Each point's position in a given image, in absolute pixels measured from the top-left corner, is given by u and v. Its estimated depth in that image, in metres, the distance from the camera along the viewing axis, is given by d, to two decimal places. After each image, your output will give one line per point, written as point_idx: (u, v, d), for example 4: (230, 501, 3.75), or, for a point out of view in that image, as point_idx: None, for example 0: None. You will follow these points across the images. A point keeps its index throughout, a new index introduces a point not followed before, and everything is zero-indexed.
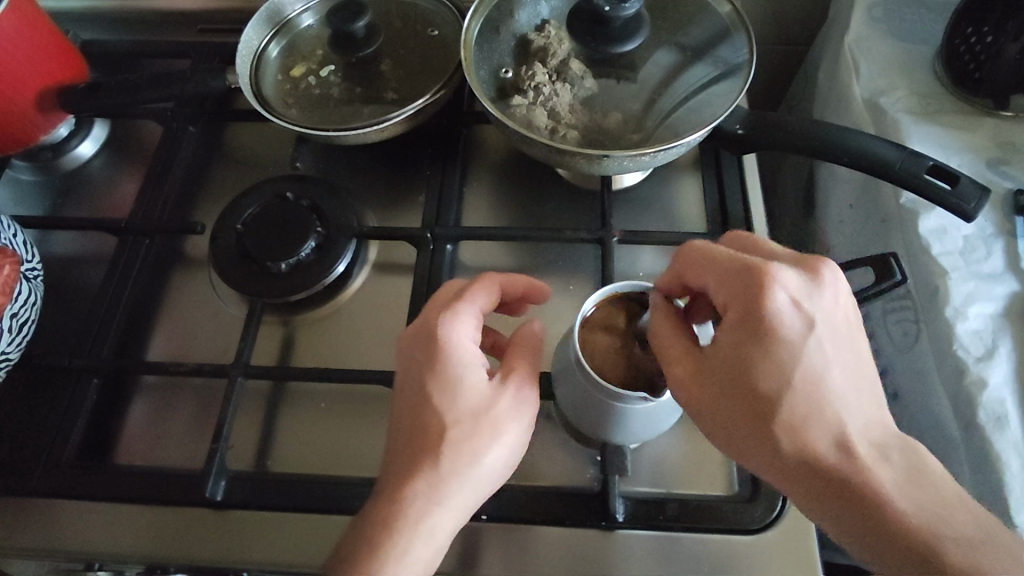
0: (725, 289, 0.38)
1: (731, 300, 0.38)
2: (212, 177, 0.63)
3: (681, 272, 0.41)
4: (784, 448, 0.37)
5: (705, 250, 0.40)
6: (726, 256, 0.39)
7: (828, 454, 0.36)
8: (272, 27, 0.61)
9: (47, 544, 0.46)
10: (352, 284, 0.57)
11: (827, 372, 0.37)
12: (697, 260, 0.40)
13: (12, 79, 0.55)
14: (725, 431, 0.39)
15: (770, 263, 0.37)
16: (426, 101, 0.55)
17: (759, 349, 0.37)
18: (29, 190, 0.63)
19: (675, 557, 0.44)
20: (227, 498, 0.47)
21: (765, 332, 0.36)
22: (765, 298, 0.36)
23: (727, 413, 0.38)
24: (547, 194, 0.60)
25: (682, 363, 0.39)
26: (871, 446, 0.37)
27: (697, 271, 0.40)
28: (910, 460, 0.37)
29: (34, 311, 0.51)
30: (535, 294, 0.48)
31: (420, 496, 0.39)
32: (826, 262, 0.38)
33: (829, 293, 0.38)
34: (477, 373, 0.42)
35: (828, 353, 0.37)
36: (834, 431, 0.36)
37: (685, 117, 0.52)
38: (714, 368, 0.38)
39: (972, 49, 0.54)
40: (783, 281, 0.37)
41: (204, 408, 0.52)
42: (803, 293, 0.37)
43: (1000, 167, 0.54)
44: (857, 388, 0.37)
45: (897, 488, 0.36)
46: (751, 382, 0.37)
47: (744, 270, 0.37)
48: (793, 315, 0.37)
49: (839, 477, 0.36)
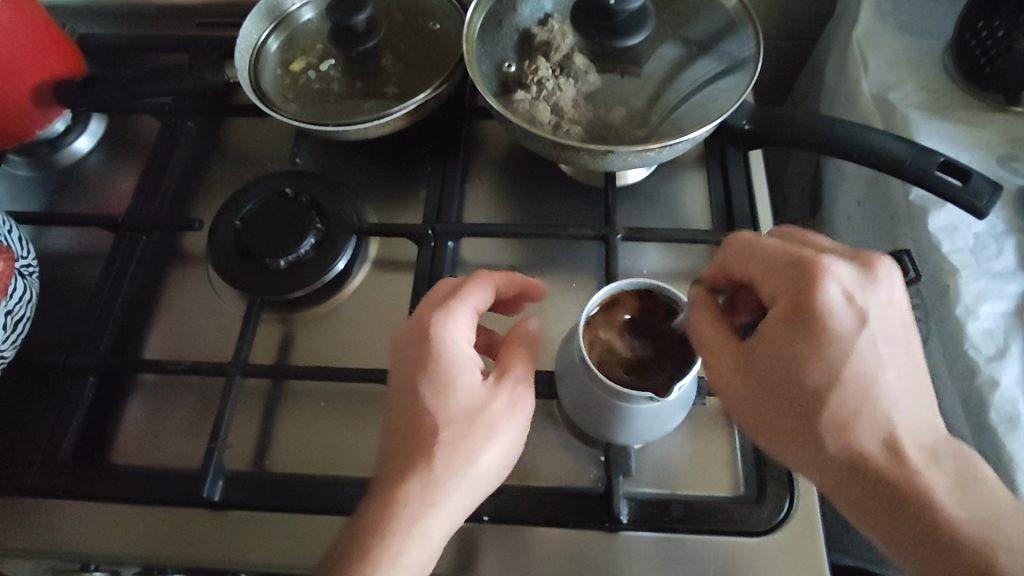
0: (773, 282, 0.37)
1: (779, 294, 0.37)
2: (210, 173, 0.62)
3: (727, 263, 0.41)
4: (830, 448, 0.36)
5: (754, 241, 0.39)
6: (776, 248, 0.38)
7: (875, 453, 0.36)
8: (272, 21, 0.61)
9: (42, 544, 0.46)
10: (352, 281, 0.56)
11: (877, 369, 0.36)
12: (744, 252, 0.39)
13: (7, 73, 0.54)
14: (770, 431, 0.39)
15: (821, 256, 0.36)
16: (427, 95, 0.54)
17: (809, 344, 0.36)
18: (25, 185, 0.62)
19: (680, 559, 0.43)
20: (224, 499, 0.46)
21: (816, 326, 0.36)
22: (817, 291, 0.35)
23: (772, 410, 0.38)
24: (550, 190, 0.59)
25: (727, 356, 0.39)
26: (921, 448, 0.36)
27: (745, 263, 0.39)
28: (961, 466, 0.36)
29: (29, 308, 0.50)
30: (532, 292, 0.47)
31: (414, 497, 0.38)
32: (882, 257, 0.37)
33: (883, 289, 0.37)
34: (472, 374, 0.41)
35: (880, 352, 0.36)
36: (882, 429, 0.36)
37: (690, 112, 0.51)
38: (759, 365, 0.38)
39: (983, 44, 0.54)
40: (835, 274, 0.36)
41: (202, 407, 0.51)
42: (857, 287, 0.36)
43: (1011, 163, 0.53)
44: (907, 389, 0.37)
45: (947, 492, 0.35)
46: (798, 380, 0.36)
47: (794, 263, 0.37)
48: (845, 309, 0.36)
49: (885, 477, 0.35)
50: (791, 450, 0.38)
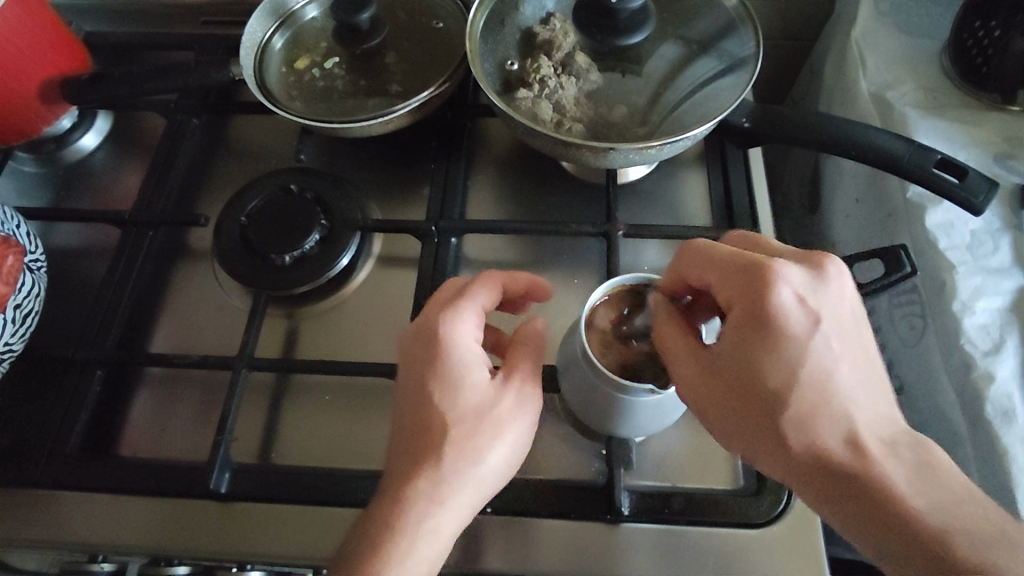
0: (727, 287, 0.38)
1: (734, 296, 0.38)
2: (215, 170, 0.63)
3: (684, 270, 0.41)
4: (795, 444, 0.37)
5: (705, 248, 0.40)
6: (728, 253, 0.39)
7: (837, 449, 0.36)
8: (277, 19, 0.61)
9: (50, 536, 0.46)
10: (357, 277, 0.56)
11: (832, 367, 0.37)
12: (700, 260, 0.40)
13: (15, 69, 0.55)
14: (729, 426, 0.39)
15: (772, 259, 0.37)
16: (431, 93, 0.55)
17: (766, 346, 0.36)
18: (31, 181, 0.62)
19: (682, 551, 0.44)
20: (231, 491, 0.47)
21: (772, 328, 0.36)
22: (770, 294, 0.36)
23: (735, 413, 0.38)
24: (552, 187, 0.59)
25: (687, 361, 0.39)
26: (881, 441, 0.37)
27: (699, 270, 0.40)
28: (920, 457, 0.36)
29: (38, 302, 0.51)
30: (537, 291, 0.48)
31: (423, 495, 0.39)
32: (830, 258, 0.38)
33: (833, 287, 0.37)
34: (480, 372, 0.41)
35: (835, 348, 0.37)
36: (842, 425, 0.37)
37: (692, 110, 0.52)
38: (722, 367, 0.38)
39: (980, 43, 0.54)
40: (786, 277, 0.37)
41: (207, 401, 0.52)
42: (807, 288, 0.37)
43: (1007, 161, 0.53)
44: (863, 383, 0.37)
45: (909, 482, 0.35)
46: (760, 378, 0.37)
47: (746, 268, 0.37)
48: (798, 311, 0.36)
49: (849, 473, 0.36)
50: (753, 446, 0.39)
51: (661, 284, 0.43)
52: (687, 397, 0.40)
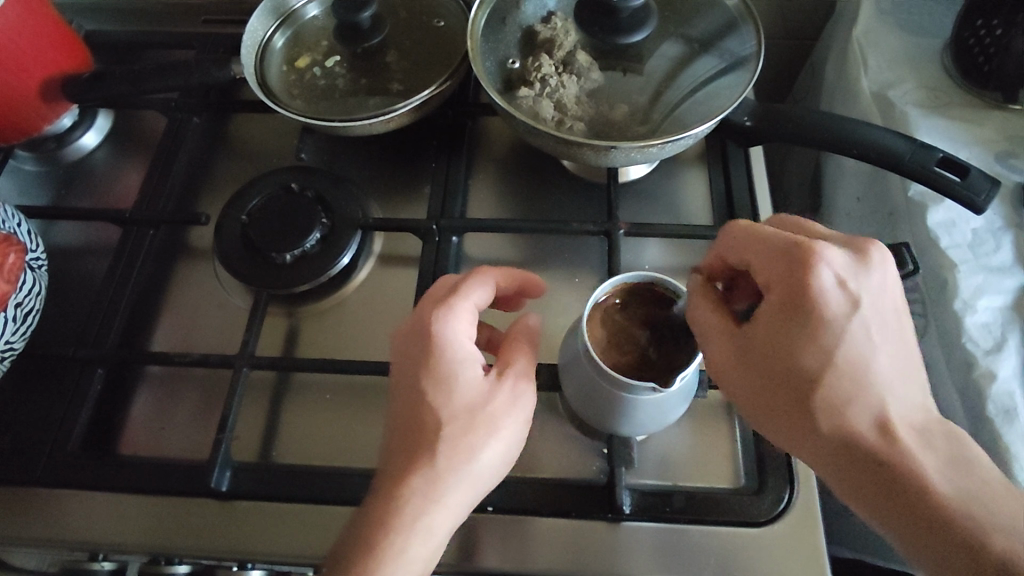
0: (768, 268, 0.38)
1: (773, 278, 0.37)
2: (216, 168, 0.63)
3: (724, 251, 0.41)
4: (823, 427, 0.37)
5: (747, 227, 0.40)
6: (770, 234, 0.38)
7: (866, 434, 0.36)
8: (278, 18, 0.61)
9: (50, 534, 0.46)
10: (356, 276, 0.56)
11: (869, 352, 0.36)
12: (739, 240, 0.40)
13: (16, 68, 0.55)
14: (759, 410, 0.39)
15: (815, 241, 0.37)
16: (431, 92, 0.55)
17: (803, 329, 0.36)
18: (31, 180, 0.62)
19: (682, 550, 0.44)
20: (232, 489, 0.47)
21: (809, 311, 0.36)
22: (810, 276, 0.36)
23: (767, 396, 0.38)
24: (553, 186, 0.59)
25: (721, 341, 0.39)
26: (912, 430, 0.36)
27: (739, 250, 0.40)
28: (953, 447, 0.36)
29: (38, 301, 0.51)
30: (531, 287, 0.48)
31: (417, 493, 0.39)
32: (874, 244, 0.38)
33: (875, 273, 0.37)
34: (473, 369, 0.41)
35: (873, 335, 0.37)
36: (874, 411, 0.36)
37: (693, 108, 0.51)
38: (757, 350, 0.38)
39: (981, 42, 0.54)
40: (828, 260, 0.36)
41: (208, 399, 0.52)
42: (850, 272, 0.37)
43: (1008, 160, 0.53)
44: (899, 371, 0.37)
45: (939, 472, 0.35)
46: (793, 362, 0.37)
47: (788, 249, 0.37)
48: (838, 294, 0.36)
49: (877, 458, 0.36)
50: (781, 429, 0.39)
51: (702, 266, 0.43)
52: (718, 377, 0.40)
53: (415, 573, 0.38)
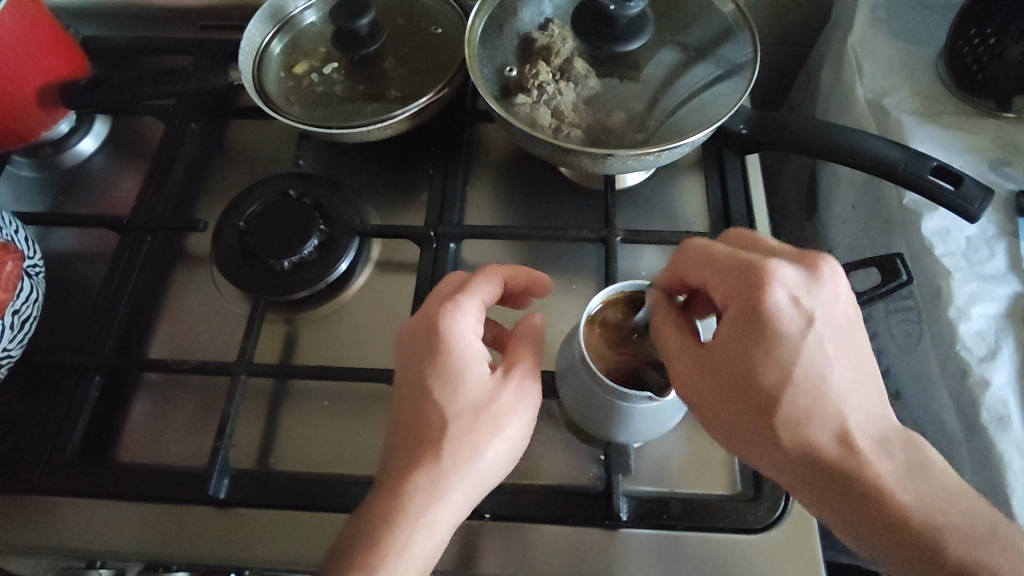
0: (725, 287, 0.38)
1: (729, 296, 0.38)
2: (213, 175, 0.63)
3: (680, 269, 0.41)
4: (789, 444, 0.37)
5: (698, 245, 0.40)
6: (724, 251, 0.39)
7: (829, 447, 0.37)
8: (276, 24, 0.61)
9: (48, 542, 0.46)
10: (355, 283, 0.56)
11: (826, 367, 0.37)
12: (696, 259, 0.40)
13: (15, 74, 0.55)
14: (721, 428, 0.39)
15: (768, 260, 0.37)
16: (429, 99, 0.55)
17: (760, 348, 0.37)
18: (29, 186, 0.62)
19: (679, 556, 0.44)
20: (230, 496, 0.47)
21: (765, 329, 0.37)
22: (765, 294, 0.36)
23: (727, 414, 0.38)
24: (550, 193, 0.60)
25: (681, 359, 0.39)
26: (873, 439, 0.37)
27: (692, 267, 0.40)
28: (910, 453, 0.37)
29: (36, 308, 0.51)
30: (537, 285, 0.48)
31: (420, 490, 0.39)
32: (825, 258, 0.38)
33: (828, 287, 0.38)
34: (479, 366, 0.42)
35: (828, 350, 0.37)
36: (835, 424, 0.37)
37: (689, 116, 0.52)
38: (716, 366, 0.38)
39: (975, 51, 0.55)
40: (781, 277, 0.37)
41: (205, 407, 0.52)
42: (802, 289, 0.37)
43: (1002, 168, 0.54)
44: (857, 383, 0.38)
45: (897, 477, 0.36)
46: (753, 379, 0.37)
47: (742, 268, 0.37)
48: (792, 311, 0.37)
49: (839, 470, 0.36)
50: (743, 448, 0.39)
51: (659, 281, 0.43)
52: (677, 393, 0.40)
53: (416, 572, 0.38)
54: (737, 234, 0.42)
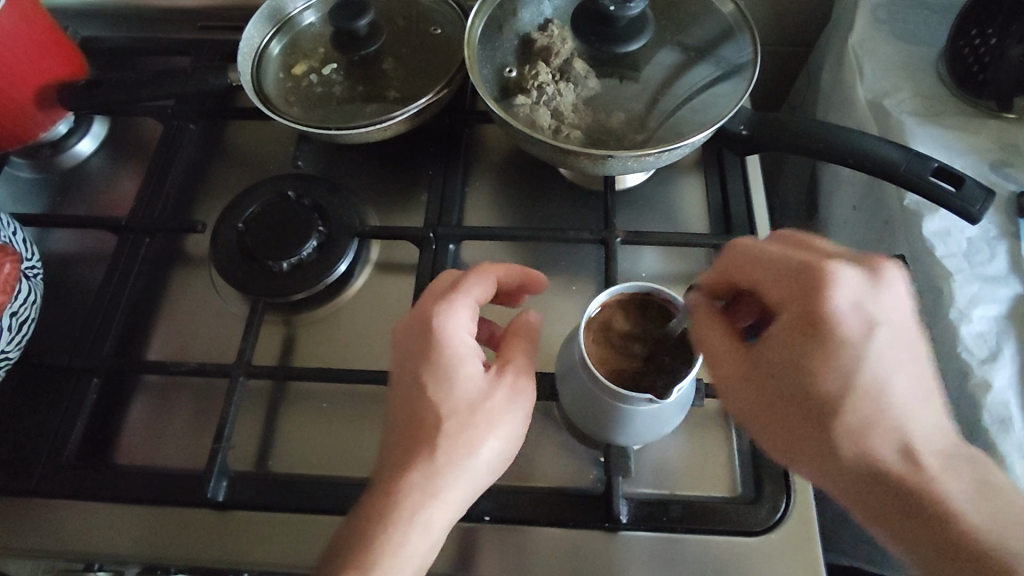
0: (780, 289, 0.37)
1: (784, 301, 0.37)
2: (212, 175, 0.62)
3: (728, 270, 0.41)
4: (846, 455, 0.36)
5: (748, 246, 0.40)
6: (779, 254, 0.38)
7: (892, 461, 0.35)
8: (275, 25, 0.61)
9: (46, 545, 0.46)
10: (353, 284, 0.56)
11: (888, 377, 0.36)
12: (747, 260, 0.39)
13: (12, 75, 0.55)
14: (773, 434, 0.39)
15: (828, 263, 0.36)
16: (429, 100, 0.55)
17: (818, 355, 0.36)
18: (27, 187, 0.62)
19: (679, 559, 0.44)
20: (228, 498, 0.46)
21: (824, 336, 0.36)
22: (824, 299, 0.35)
23: (782, 421, 0.38)
24: (550, 194, 0.59)
25: (729, 360, 0.40)
26: (936, 455, 0.36)
27: (743, 269, 0.40)
28: (978, 473, 0.35)
29: (34, 309, 0.50)
30: (532, 283, 0.48)
31: (417, 488, 0.39)
32: (887, 262, 0.37)
33: (890, 293, 0.37)
34: (473, 364, 0.42)
35: (890, 359, 0.36)
36: (898, 438, 0.36)
37: (689, 116, 0.52)
38: (770, 373, 0.38)
39: (976, 51, 0.55)
40: (842, 282, 0.36)
41: (204, 408, 0.51)
42: (865, 294, 0.36)
43: (1003, 169, 0.54)
44: (918, 396, 0.36)
45: (967, 498, 0.34)
46: (810, 388, 0.36)
47: (800, 270, 0.37)
48: (854, 318, 0.36)
49: (901, 486, 0.35)
50: (797, 457, 0.38)
51: (706, 284, 0.43)
52: (729, 396, 0.40)
53: (412, 572, 0.38)
54: (786, 235, 0.41)
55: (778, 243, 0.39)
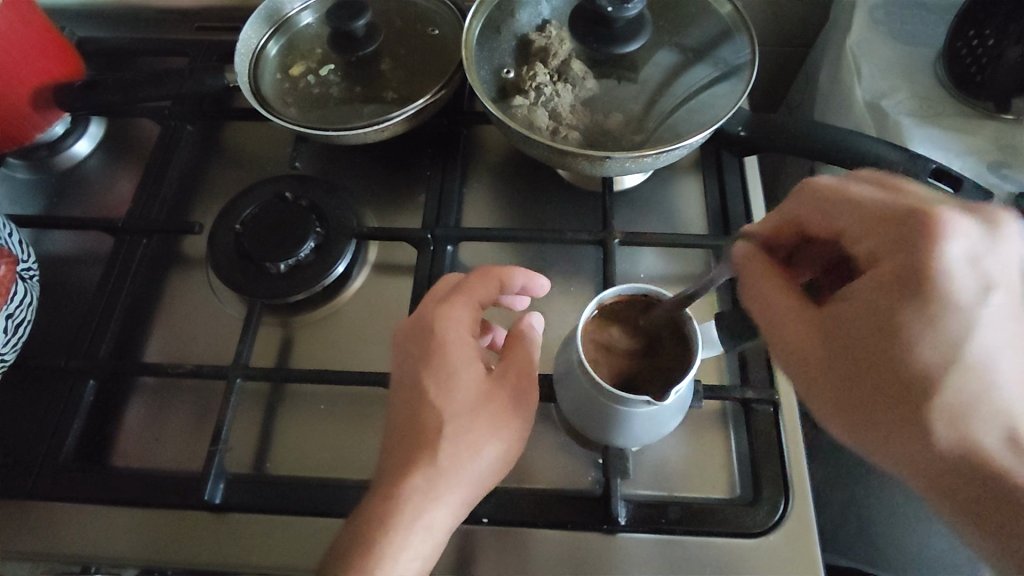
0: (872, 238, 0.34)
1: (879, 250, 0.34)
2: (209, 176, 0.62)
3: (807, 218, 0.38)
4: (939, 434, 0.32)
5: (833, 187, 0.37)
6: (872, 198, 0.35)
7: (993, 447, 0.32)
8: (271, 26, 0.61)
9: (42, 547, 0.46)
10: (351, 285, 0.56)
11: (999, 346, 0.32)
12: (833, 206, 0.36)
13: (8, 76, 0.54)
14: (843, 413, 0.35)
15: (937, 209, 0.33)
16: (426, 100, 0.55)
17: (917, 313, 0.32)
18: (23, 188, 0.62)
19: (677, 561, 0.44)
20: (225, 501, 0.46)
21: (928, 290, 0.32)
22: (931, 247, 0.32)
23: (861, 396, 0.34)
24: (549, 194, 0.59)
25: (799, 322, 0.36)
26: None
27: (826, 214, 0.37)
28: None
29: (29, 311, 0.50)
30: (535, 287, 0.48)
31: (416, 491, 0.38)
32: (1003, 214, 0.34)
33: (1007, 248, 0.33)
34: (474, 368, 0.42)
35: (1005, 324, 0.32)
36: (1003, 422, 0.32)
37: (687, 117, 0.51)
38: (850, 337, 0.34)
39: (974, 51, 0.55)
40: (956, 230, 0.32)
41: (201, 410, 0.51)
42: (980, 248, 0.32)
43: (1001, 170, 0.54)
44: None
45: None
46: (905, 354, 0.32)
47: (902, 216, 0.33)
48: (966, 272, 0.32)
49: (999, 479, 0.31)
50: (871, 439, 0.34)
51: (771, 233, 0.40)
52: (792, 364, 0.37)
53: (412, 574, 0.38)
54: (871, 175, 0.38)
55: (868, 186, 0.36)
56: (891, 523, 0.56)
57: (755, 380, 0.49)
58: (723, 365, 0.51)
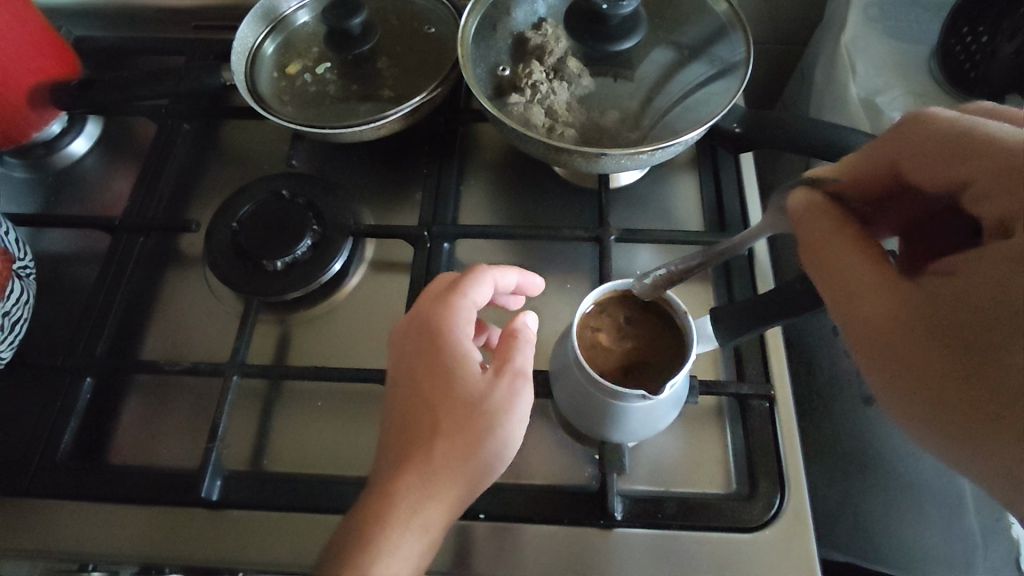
0: (996, 197, 0.27)
1: (1008, 214, 0.27)
2: (206, 175, 0.62)
3: (912, 166, 0.31)
4: None
5: (949, 126, 0.29)
6: (1009, 143, 0.27)
7: None
8: (268, 24, 0.61)
9: (39, 545, 0.46)
10: (348, 283, 0.56)
11: None
12: (946, 149, 0.29)
13: (6, 76, 0.54)
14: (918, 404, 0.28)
15: None
16: (422, 98, 0.55)
17: None
18: (20, 187, 0.62)
19: (674, 555, 0.43)
20: (223, 498, 0.46)
21: None
22: None
23: (947, 388, 0.27)
24: (546, 192, 0.59)
25: (883, 295, 0.30)
26: None
27: (939, 162, 0.29)
28: None
29: (26, 309, 0.50)
30: (528, 287, 0.50)
31: (411, 490, 0.38)
32: None
33: None
34: (470, 366, 0.42)
35: None
36: None
37: (682, 115, 0.51)
38: (955, 315, 0.27)
39: (967, 50, 0.55)
40: None
41: (198, 407, 0.51)
42: None
43: None
44: None
45: None
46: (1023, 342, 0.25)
47: None
48: None
49: None
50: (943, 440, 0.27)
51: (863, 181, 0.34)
52: (864, 341, 0.30)
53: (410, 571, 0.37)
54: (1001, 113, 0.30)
55: (1009, 126, 0.28)
56: (887, 520, 0.55)
57: (750, 376, 0.49)
58: (718, 360, 0.52)
